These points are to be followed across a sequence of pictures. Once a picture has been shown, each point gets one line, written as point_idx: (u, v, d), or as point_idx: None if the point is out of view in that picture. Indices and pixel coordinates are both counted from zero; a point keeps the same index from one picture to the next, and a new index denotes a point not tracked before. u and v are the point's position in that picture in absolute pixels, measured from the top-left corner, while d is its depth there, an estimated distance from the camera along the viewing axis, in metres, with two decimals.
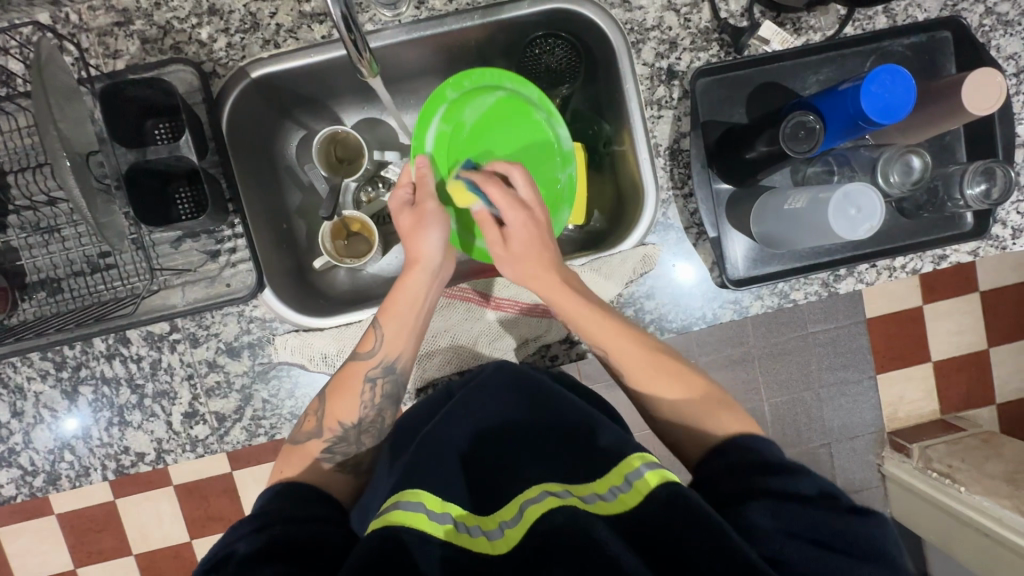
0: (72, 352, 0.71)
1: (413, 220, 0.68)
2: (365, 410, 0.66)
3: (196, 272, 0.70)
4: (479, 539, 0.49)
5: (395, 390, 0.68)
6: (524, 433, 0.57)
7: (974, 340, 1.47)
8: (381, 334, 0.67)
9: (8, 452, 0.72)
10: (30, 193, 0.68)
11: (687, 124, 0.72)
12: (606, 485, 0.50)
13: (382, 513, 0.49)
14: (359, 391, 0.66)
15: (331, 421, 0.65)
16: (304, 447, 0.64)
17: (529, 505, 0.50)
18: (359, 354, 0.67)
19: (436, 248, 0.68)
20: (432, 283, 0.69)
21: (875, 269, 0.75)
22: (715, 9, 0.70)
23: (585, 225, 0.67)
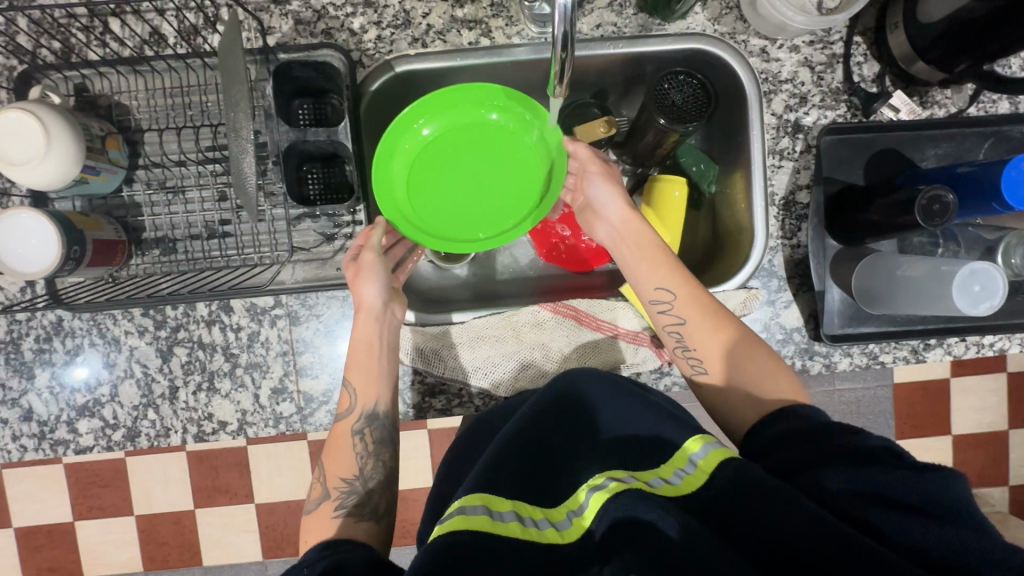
0: (174, 312, 0.72)
1: (353, 265, 0.67)
2: (360, 461, 0.64)
3: (310, 252, 0.71)
4: (547, 529, 0.49)
5: (389, 435, 0.66)
6: (574, 434, 0.59)
7: (998, 420, 1.48)
8: (353, 387, 0.66)
9: (93, 402, 0.72)
10: (164, 151, 0.69)
11: (805, 177, 0.74)
12: (671, 470, 0.51)
13: (445, 520, 0.47)
14: (349, 445, 0.65)
15: (330, 481, 0.63)
16: (319, 511, 0.61)
17: (595, 491, 0.49)
18: (340, 414, 0.66)
19: (375, 293, 0.67)
20: (382, 325, 0.68)
21: (964, 343, 0.76)
22: (849, 71, 0.73)
23: (615, 200, 0.69)
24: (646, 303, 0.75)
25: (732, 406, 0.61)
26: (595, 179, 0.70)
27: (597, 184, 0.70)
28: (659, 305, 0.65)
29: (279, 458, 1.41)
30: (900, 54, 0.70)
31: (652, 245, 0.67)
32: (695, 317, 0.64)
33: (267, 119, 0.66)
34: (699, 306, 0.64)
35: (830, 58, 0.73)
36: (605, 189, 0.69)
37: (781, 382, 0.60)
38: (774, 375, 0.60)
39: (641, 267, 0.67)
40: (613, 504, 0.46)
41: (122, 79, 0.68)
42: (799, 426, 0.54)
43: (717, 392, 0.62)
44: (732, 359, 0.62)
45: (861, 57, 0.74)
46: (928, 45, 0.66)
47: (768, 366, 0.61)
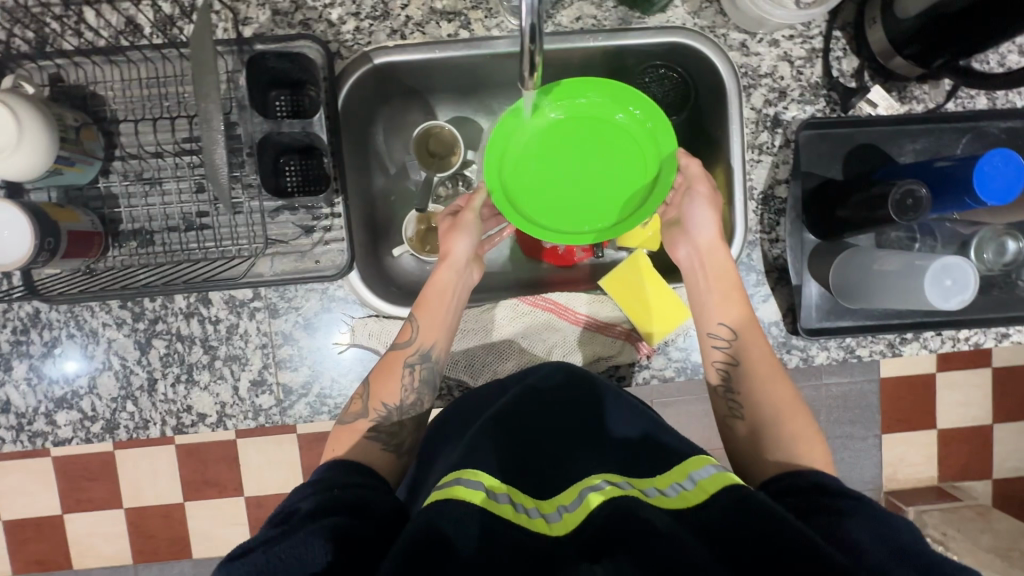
0: (152, 305, 0.72)
1: (451, 223, 0.70)
2: (404, 393, 0.65)
3: (288, 245, 0.71)
4: (538, 519, 0.49)
5: (432, 379, 0.67)
6: (568, 427, 0.62)
7: (981, 414, 1.49)
8: (419, 325, 0.66)
9: (71, 394, 0.72)
10: (140, 142, 0.69)
11: (784, 172, 0.74)
12: (667, 482, 0.51)
13: (443, 487, 0.49)
14: (399, 374, 0.65)
15: (372, 401, 0.64)
16: (352, 426, 0.62)
17: (591, 491, 0.50)
18: (398, 343, 0.66)
19: (467, 250, 0.69)
20: (461, 288, 0.69)
21: (939, 337, 0.77)
22: (828, 66, 0.73)
23: (712, 227, 0.69)
24: (624, 297, 0.76)
25: (759, 455, 0.60)
26: (698, 200, 0.69)
27: (693, 203, 0.69)
28: (713, 330, 0.67)
29: (267, 451, 1.41)
30: (878, 49, 0.70)
31: (724, 267, 0.68)
32: (743, 352, 0.65)
33: (243, 110, 0.66)
34: (752, 339, 0.66)
35: (810, 53, 0.73)
36: (704, 209, 0.69)
37: (813, 450, 0.59)
38: (796, 420, 0.61)
39: (711, 292, 0.68)
40: (610, 506, 0.47)
41: (97, 69, 0.68)
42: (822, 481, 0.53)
43: (750, 435, 0.62)
44: (765, 409, 0.62)
45: (840, 51, 0.74)
46: (905, 40, 0.67)
47: (799, 419, 0.61)
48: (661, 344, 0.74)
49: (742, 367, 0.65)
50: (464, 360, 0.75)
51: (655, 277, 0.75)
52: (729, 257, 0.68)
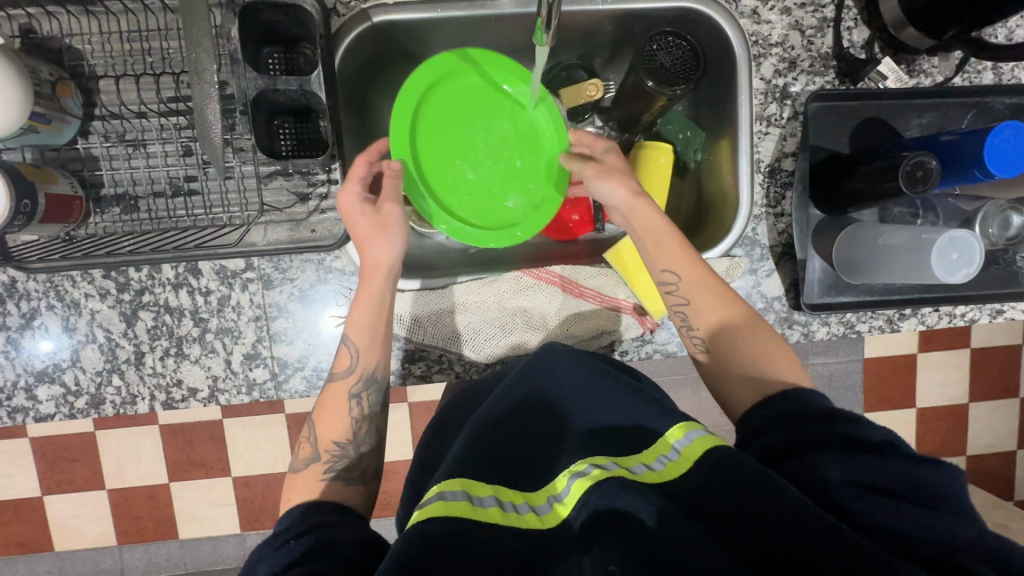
0: (138, 275, 0.68)
1: (371, 224, 0.63)
2: (355, 426, 0.63)
3: (283, 213, 0.68)
4: (527, 515, 0.48)
5: (381, 402, 0.65)
6: (548, 428, 0.57)
7: (960, 394, 1.54)
8: (356, 346, 0.63)
9: (53, 367, 0.69)
10: (121, 101, 0.64)
11: (791, 145, 0.74)
12: (653, 456, 0.50)
13: (424, 505, 0.46)
14: (345, 410, 0.63)
15: (322, 443, 0.62)
16: (306, 472, 0.60)
17: (576, 479, 0.49)
18: (337, 372, 0.64)
19: (395, 251, 0.64)
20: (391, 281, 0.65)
21: (937, 313, 0.78)
22: (839, 37, 0.72)
23: (617, 182, 0.67)
24: (627, 270, 0.74)
25: (730, 387, 0.60)
26: (592, 178, 0.68)
27: (597, 182, 0.67)
28: (662, 281, 0.64)
29: (255, 431, 1.38)
30: (890, 19, 0.69)
31: (657, 226, 0.65)
32: (697, 298, 0.63)
33: (236, 67, 0.62)
34: (705, 288, 0.63)
35: (821, 22, 0.72)
36: (604, 183, 0.67)
37: (782, 360, 0.60)
38: (752, 332, 0.61)
39: (646, 252, 0.65)
40: (592, 494, 0.46)
41: (71, 20, 0.63)
42: (794, 406, 0.53)
43: (722, 376, 0.61)
44: (730, 344, 0.61)
45: (851, 22, 0.72)
46: (919, 9, 0.66)
47: (765, 339, 0.61)
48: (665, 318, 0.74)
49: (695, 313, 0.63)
50: (466, 335, 0.72)
51: None
52: (662, 213, 0.65)
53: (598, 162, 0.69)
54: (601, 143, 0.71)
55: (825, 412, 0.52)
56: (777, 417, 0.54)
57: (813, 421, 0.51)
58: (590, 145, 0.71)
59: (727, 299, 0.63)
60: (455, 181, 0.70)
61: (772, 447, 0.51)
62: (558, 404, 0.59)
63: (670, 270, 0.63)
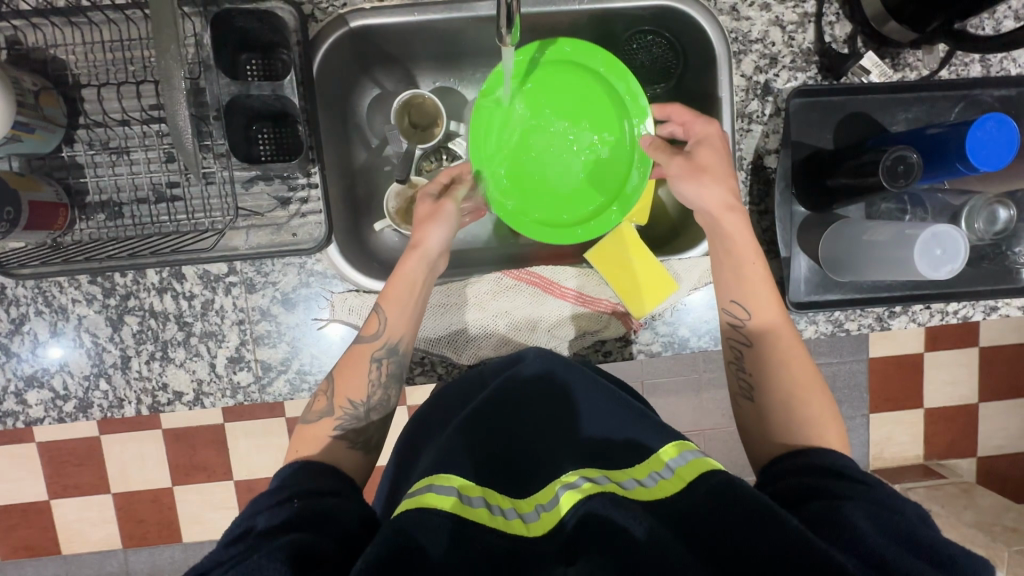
0: (123, 280, 0.69)
1: (428, 210, 0.66)
2: (371, 388, 0.63)
3: (264, 217, 0.69)
4: (514, 521, 0.47)
5: (400, 372, 0.64)
6: (549, 421, 0.58)
7: (968, 394, 1.50)
8: (385, 316, 0.64)
9: (41, 372, 0.70)
10: (105, 109, 0.66)
11: (773, 142, 0.73)
12: (646, 472, 0.50)
13: (412, 495, 0.47)
14: (365, 368, 0.63)
15: (337, 398, 0.62)
16: (317, 428, 0.60)
17: (565, 491, 0.48)
18: (364, 335, 0.64)
19: (438, 242, 0.65)
20: (429, 271, 0.66)
21: (928, 311, 0.76)
22: (821, 31, 0.71)
23: (716, 191, 0.63)
24: (612, 272, 0.73)
25: (765, 432, 0.59)
26: (682, 181, 0.64)
27: (683, 181, 0.65)
28: (730, 311, 0.64)
29: (255, 435, 1.39)
30: (872, 12, 0.68)
31: (743, 245, 0.63)
32: (762, 338, 0.62)
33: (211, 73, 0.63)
34: (775, 325, 0.61)
35: (802, 17, 0.71)
36: (686, 189, 0.64)
37: (828, 429, 0.57)
38: (806, 386, 0.60)
39: (723, 272, 0.64)
40: (585, 506, 0.45)
41: (56, 31, 0.64)
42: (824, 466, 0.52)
43: (761, 415, 0.60)
44: (779, 389, 0.60)
45: (833, 16, 0.71)
46: (899, 2, 0.65)
47: (819, 397, 0.59)
48: (649, 318, 0.73)
49: (754, 343, 0.62)
50: (449, 337, 0.72)
51: (641, 248, 0.72)
52: (750, 231, 0.63)
53: (685, 157, 0.65)
54: (697, 123, 0.66)
55: (854, 474, 0.50)
56: (799, 465, 0.53)
57: (851, 480, 0.49)
58: (686, 125, 0.67)
59: (790, 339, 0.62)
60: (530, 174, 0.71)
61: (787, 490, 0.52)
62: (566, 395, 0.60)
63: (741, 296, 0.63)
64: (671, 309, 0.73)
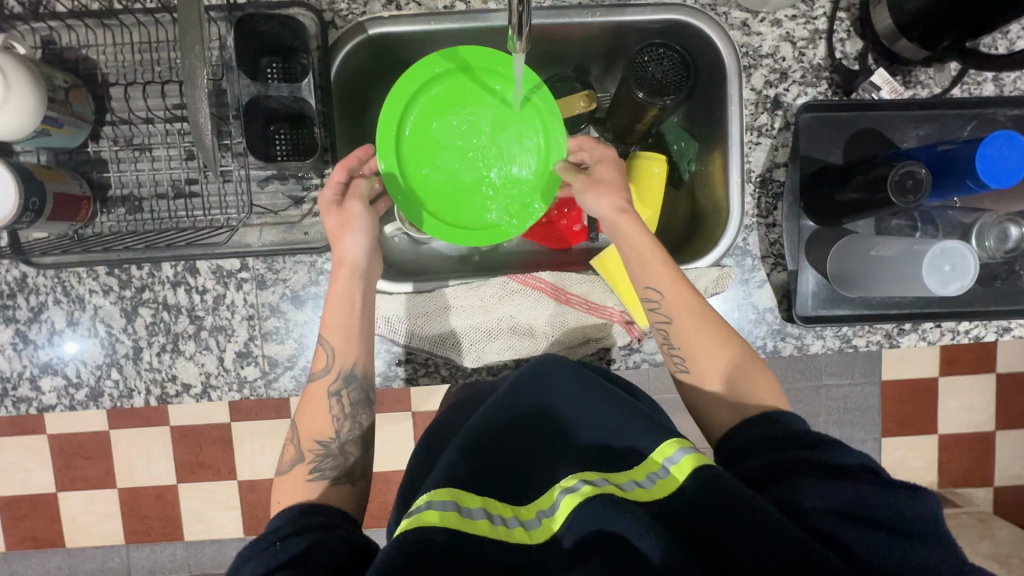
0: (139, 273, 0.71)
1: (340, 217, 0.66)
2: (337, 423, 0.64)
3: (277, 216, 0.70)
4: (517, 530, 0.48)
5: (364, 398, 0.66)
6: (539, 437, 0.57)
7: (985, 421, 1.47)
8: (330, 346, 0.65)
9: (56, 360, 0.72)
10: (130, 108, 0.68)
11: (782, 156, 0.73)
12: (643, 473, 0.50)
13: (413, 514, 0.46)
14: (325, 407, 0.64)
15: (304, 442, 0.62)
16: (293, 473, 0.61)
17: (566, 494, 0.48)
18: (315, 373, 0.65)
19: (361, 251, 0.66)
20: (364, 284, 0.67)
21: (939, 329, 0.75)
22: (832, 48, 0.71)
23: (603, 196, 0.67)
24: (616, 280, 0.74)
25: (714, 412, 0.61)
26: (579, 189, 0.68)
27: (582, 196, 0.68)
28: (646, 298, 0.64)
29: (261, 435, 1.41)
30: (884, 30, 0.69)
31: (640, 241, 0.65)
32: (680, 316, 0.63)
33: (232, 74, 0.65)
34: (684, 302, 0.63)
35: (813, 34, 0.72)
36: (586, 199, 0.68)
37: (762, 385, 0.61)
38: (740, 358, 0.62)
39: (631, 268, 0.66)
40: (584, 510, 0.45)
41: (89, 33, 0.67)
42: (773, 428, 0.55)
43: (704, 398, 0.62)
44: (709, 364, 0.62)
45: (844, 33, 0.72)
46: (910, 20, 0.65)
47: (753, 366, 0.61)
48: (654, 328, 0.73)
49: (675, 329, 0.63)
50: (452, 339, 0.72)
51: None
52: (642, 225, 0.66)
53: (586, 174, 0.69)
54: (592, 146, 0.72)
55: (802, 436, 0.53)
56: (754, 437, 0.55)
57: (797, 445, 0.52)
58: (589, 151, 0.72)
59: (712, 318, 0.63)
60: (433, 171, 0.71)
61: (746, 469, 0.52)
62: (539, 407, 0.60)
63: (652, 289, 0.64)
64: None
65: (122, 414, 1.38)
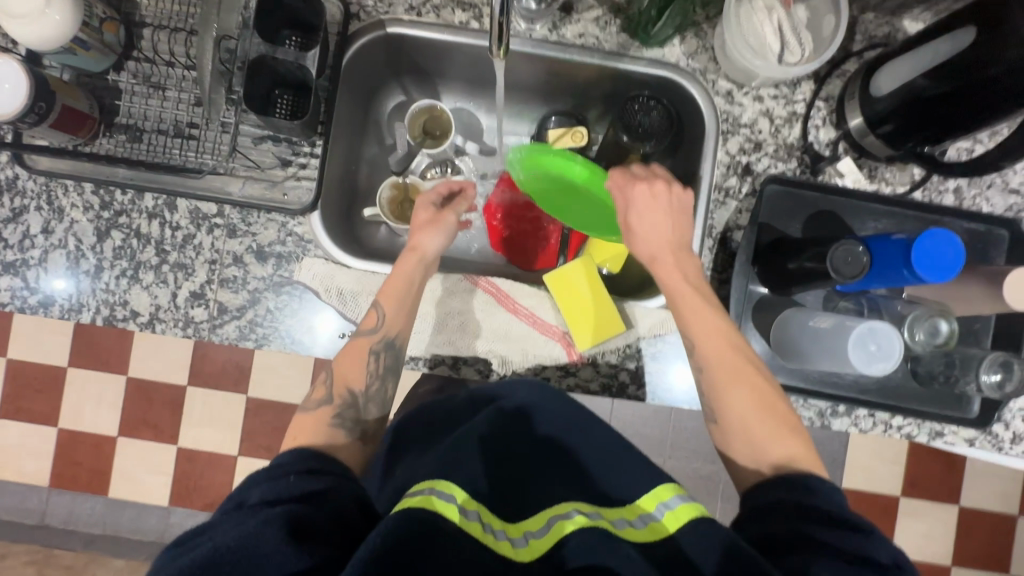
0: (122, 198, 0.75)
1: (430, 216, 0.75)
2: (369, 379, 0.67)
3: (262, 172, 0.75)
4: (505, 543, 0.48)
5: (395, 364, 0.69)
6: (551, 466, 0.62)
7: (941, 553, 1.41)
8: (381, 309, 0.68)
9: (20, 262, 0.74)
10: (157, 50, 0.74)
11: (745, 220, 0.76)
12: (634, 515, 0.52)
13: (413, 495, 0.47)
14: (364, 360, 0.67)
15: (337, 386, 0.66)
16: (316, 413, 0.63)
17: (558, 519, 0.50)
18: (362, 329, 0.68)
19: (434, 247, 0.73)
20: (423, 273, 0.72)
21: (872, 419, 0.76)
22: (805, 130, 0.76)
23: (649, 243, 0.69)
24: (566, 300, 0.76)
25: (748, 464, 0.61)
26: (630, 209, 0.69)
27: (627, 241, 0.70)
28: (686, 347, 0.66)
29: (212, 404, 1.40)
30: (855, 124, 0.74)
31: (680, 286, 0.66)
32: (719, 367, 0.64)
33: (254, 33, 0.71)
34: (723, 355, 0.64)
35: (791, 115, 0.77)
36: (634, 221, 0.68)
37: (797, 448, 0.60)
38: (779, 424, 0.61)
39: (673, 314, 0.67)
40: (577, 537, 0.47)
41: None
42: (792, 494, 0.54)
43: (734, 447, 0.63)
44: (746, 418, 0.62)
45: (819, 121, 0.77)
46: (880, 117, 0.70)
47: (787, 422, 0.61)
48: (593, 356, 0.74)
49: (711, 380, 0.64)
50: None
51: (596, 282, 0.76)
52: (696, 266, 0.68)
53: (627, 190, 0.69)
54: (641, 167, 0.70)
55: (835, 513, 0.51)
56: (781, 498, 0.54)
57: (823, 521, 0.50)
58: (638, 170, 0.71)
59: (755, 375, 0.64)
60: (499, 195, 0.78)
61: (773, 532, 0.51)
62: (562, 444, 0.65)
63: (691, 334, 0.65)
64: (618, 351, 0.75)
65: (80, 353, 1.38)
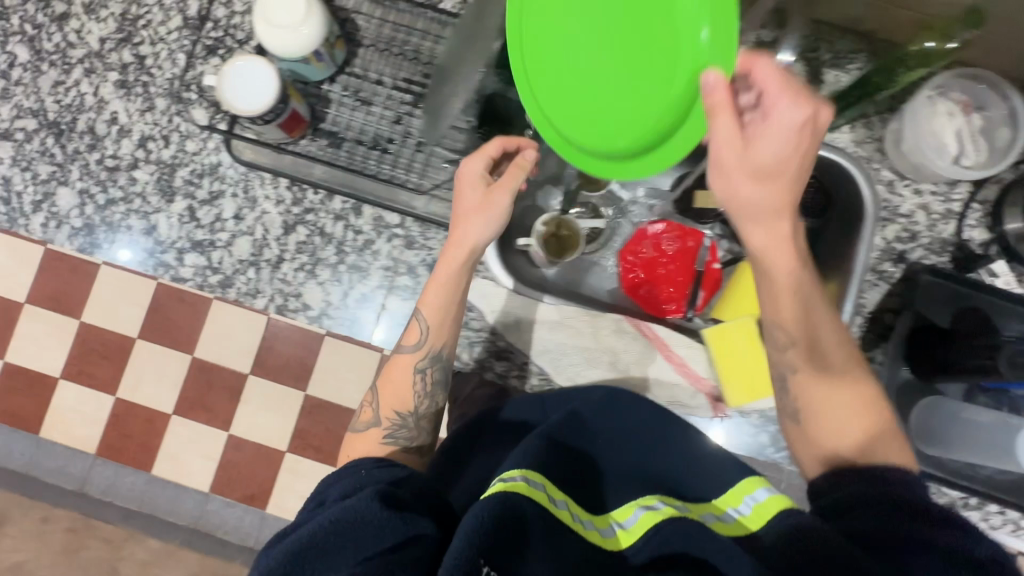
0: (313, 197, 0.79)
1: (479, 200, 0.65)
2: (417, 399, 0.67)
3: (448, 193, 0.79)
4: (594, 532, 0.49)
5: (444, 378, 0.69)
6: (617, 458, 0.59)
7: None
8: (425, 324, 0.67)
9: (207, 242, 0.78)
10: (369, 69, 0.80)
11: (895, 302, 0.80)
12: (724, 507, 0.53)
13: (507, 478, 0.48)
14: (410, 381, 0.68)
15: (384, 411, 0.67)
16: (367, 435, 0.66)
17: (645, 510, 0.49)
18: (405, 347, 0.69)
19: (482, 237, 0.65)
20: (467, 265, 0.67)
21: (1001, 515, 0.77)
22: (960, 228, 0.80)
23: (761, 229, 0.58)
24: (721, 356, 0.76)
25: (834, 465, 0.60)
26: (752, 169, 0.54)
27: (737, 226, 0.60)
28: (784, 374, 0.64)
29: None
30: (1014, 229, 0.77)
31: (758, 251, 0.60)
32: (814, 384, 0.62)
33: None
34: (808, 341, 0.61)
35: (947, 211, 0.81)
36: (752, 181, 0.54)
37: (887, 447, 0.58)
38: (863, 421, 0.60)
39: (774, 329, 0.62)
40: (667, 529, 0.46)
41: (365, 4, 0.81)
42: (872, 486, 0.53)
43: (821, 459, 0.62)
44: (838, 425, 0.61)
45: (975, 221, 0.80)
46: None
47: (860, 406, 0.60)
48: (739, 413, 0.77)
49: (817, 409, 0.62)
50: (554, 354, 0.77)
51: (757, 343, 0.75)
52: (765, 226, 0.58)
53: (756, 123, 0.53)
54: (776, 91, 0.52)
55: (922, 507, 0.49)
56: (854, 494, 0.53)
57: (923, 519, 0.48)
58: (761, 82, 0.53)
59: (798, 333, 0.61)
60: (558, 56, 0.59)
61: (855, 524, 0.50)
62: (647, 458, 0.59)
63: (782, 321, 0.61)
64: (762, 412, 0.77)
65: (155, 324, 0.95)
